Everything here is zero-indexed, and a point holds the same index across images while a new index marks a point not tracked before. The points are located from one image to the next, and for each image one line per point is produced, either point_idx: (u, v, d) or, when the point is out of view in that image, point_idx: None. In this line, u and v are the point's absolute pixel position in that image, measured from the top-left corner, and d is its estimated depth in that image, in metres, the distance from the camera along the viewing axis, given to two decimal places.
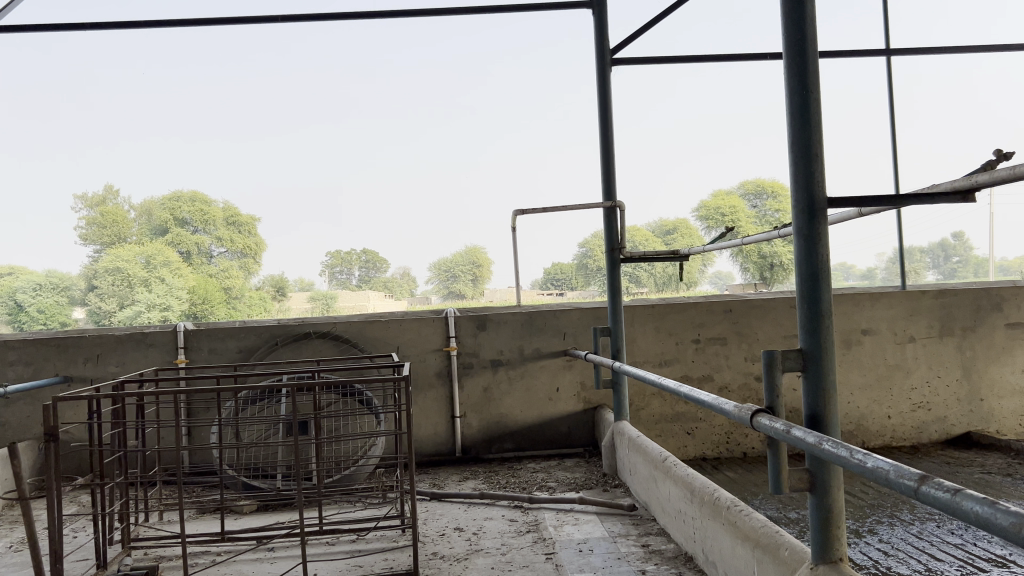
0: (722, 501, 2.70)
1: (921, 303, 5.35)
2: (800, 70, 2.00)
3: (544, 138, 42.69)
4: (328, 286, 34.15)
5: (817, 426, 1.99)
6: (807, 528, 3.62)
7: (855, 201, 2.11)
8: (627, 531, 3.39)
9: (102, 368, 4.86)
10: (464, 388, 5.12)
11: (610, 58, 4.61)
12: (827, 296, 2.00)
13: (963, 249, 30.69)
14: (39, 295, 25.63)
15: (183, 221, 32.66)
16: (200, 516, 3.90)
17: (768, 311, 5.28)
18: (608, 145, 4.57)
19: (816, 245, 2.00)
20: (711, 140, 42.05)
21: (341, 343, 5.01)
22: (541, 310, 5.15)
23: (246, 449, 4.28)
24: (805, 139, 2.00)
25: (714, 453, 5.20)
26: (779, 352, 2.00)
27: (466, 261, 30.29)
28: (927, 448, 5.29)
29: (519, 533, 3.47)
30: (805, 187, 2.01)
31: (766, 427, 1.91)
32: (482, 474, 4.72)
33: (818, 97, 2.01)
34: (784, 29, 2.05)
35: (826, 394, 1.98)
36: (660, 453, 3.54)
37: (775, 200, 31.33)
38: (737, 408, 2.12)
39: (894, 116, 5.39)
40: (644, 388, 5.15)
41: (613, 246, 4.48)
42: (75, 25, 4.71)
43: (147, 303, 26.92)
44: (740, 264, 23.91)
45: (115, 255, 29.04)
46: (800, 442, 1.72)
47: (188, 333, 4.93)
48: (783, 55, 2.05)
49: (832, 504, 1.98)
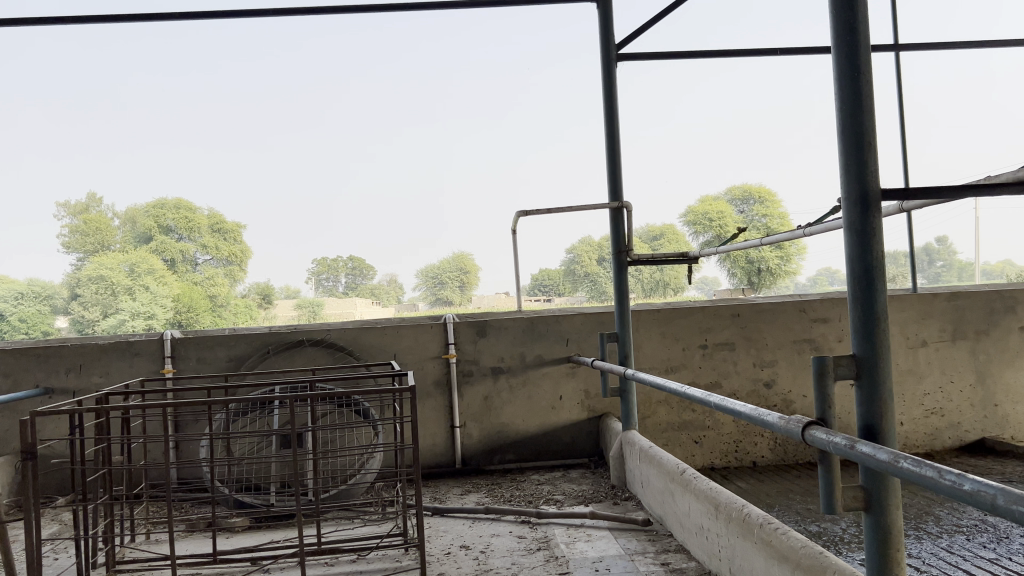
0: (753, 518, 2.52)
1: (932, 306, 5.20)
2: (849, 53, 1.83)
3: (530, 145, 42.78)
4: (314, 292, 34.27)
5: (872, 438, 1.82)
6: (829, 541, 3.44)
7: (908, 196, 1.93)
8: (643, 547, 3.21)
9: (85, 379, 4.65)
10: (463, 397, 4.92)
11: (615, 51, 4.41)
12: (882, 295, 1.83)
13: (947, 253, 30.78)
14: (20, 304, 25.28)
15: (167, 228, 31.97)
16: (189, 536, 3.68)
17: (777, 316, 5.12)
18: (614, 145, 4.38)
19: (869, 243, 1.83)
20: (697, 148, 42.23)
21: (335, 351, 4.82)
22: (542, 315, 4.97)
23: (236, 465, 4.06)
24: (858, 129, 1.83)
25: (723, 462, 5.03)
26: (830, 359, 1.83)
27: (452, 266, 30.14)
28: (941, 455, 5.15)
29: (529, 551, 3.28)
30: (857, 179, 1.84)
31: (820, 441, 1.73)
32: (484, 487, 4.52)
33: (869, 79, 1.84)
34: (832, 10, 1.87)
35: (882, 406, 1.81)
36: (678, 466, 3.35)
37: (763, 206, 31.45)
38: (784, 420, 1.93)
39: (902, 113, 5.25)
40: (651, 396, 4.97)
41: (619, 249, 4.30)
42: (52, 19, 4.41)
43: (132, 311, 26.65)
44: (727, 270, 24.49)
45: (98, 262, 28.57)
46: (863, 457, 1.54)
47: (175, 342, 4.72)
48: (831, 41, 1.88)
49: (891, 523, 1.79)
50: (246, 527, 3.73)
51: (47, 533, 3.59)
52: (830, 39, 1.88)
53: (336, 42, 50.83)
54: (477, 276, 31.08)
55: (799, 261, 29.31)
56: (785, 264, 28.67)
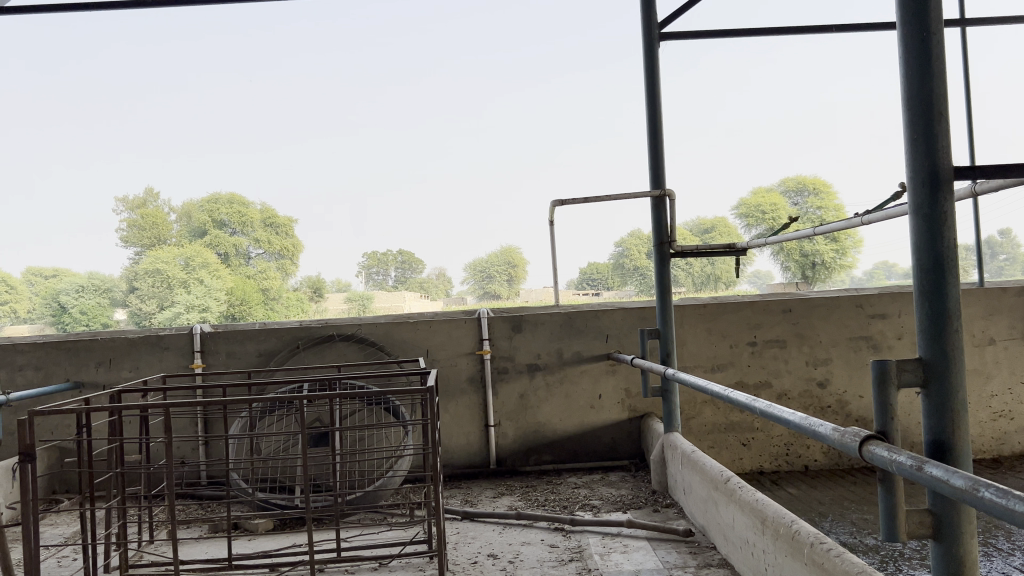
0: (803, 535, 2.27)
1: (1002, 301, 4.85)
2: (918, 24, 1.58)
3: (572, 134, 43.70)
4: (364, 286, 34.48)
5: (943, 457, 1.57)
6: (887, 557, 3.17)
7: (1008, 171, 1.64)
8: (685, 561, 2.98)
9: (114, 374, 4.55)
10: (498, 395, 4.73)
11: (658, 31, 4.15)
12: (953, 293, 1.58)
13: (1010, 246, 29.50)
14: (81, 297, 26.94)
15: (222, 223, 32.48)
16: (209, 537, 3.50)
17: (833, 311, 4.80)
18: (657, 131, 4.13)
19: (940, 232, 1.59)
20: (742, 147, 42.27)
21: (366, 346, 4.66)
22: (581, 310, 4.74)
23: (259, 463, 3.90)
24: (928, 98, 1.58)
25: (771, 466, 4.76)
26: (892, 363, 1.59)
27: (501, 261, 30.00)
28: (1011, 460, 4.80)
29: (561, 562, 3.07)
30: (928, 158, 1.59)
31: (880, 460, 1.49)
32: (518, 489, 4.31)
33: (941, 44, 1.59)
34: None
35: (953, 416, 1.57)
36: (720, 472, 3.12)
37: (818, 198, 30.75)
38: (838, 432, 1.68)
39: (969, 90, 4.88)
40: (695, 396, 4.72)
41: (662, 240, 4.03)
42: (76, 6, 4.20)
43: (186, 304, 27.14)
44: (782, 262, 24.41)
45: (154, 256, 29.01)
46: (929, 480, 1.32)
47: (205, 335, 4.61)
48: (898, 20, 1.64)
49: (963, 549, 1.55)
50: (268, 527, 3.59)
51: (62, 535, 3.45)
52: (897, 22, 1.64)
53: (386, 42, 52.20)
54: (525, 271, 31.05)
55: (854, 254, 28.57)
56: (841, 256, 27.63)
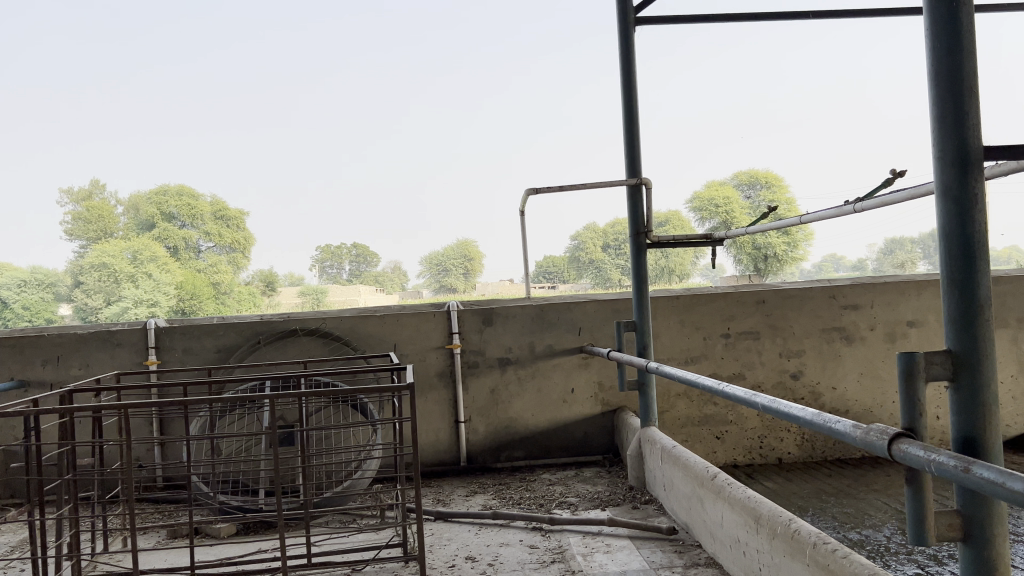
0: (805, 535, 2.17)
1: None
2: (947, 8, 1.47)
3: (517, 135, 44.35)
4: (317, 279, 34.31)
5: (972, 453, 1.48)
6: (875, 551, 3.10)
7: None
8: (671, 561, 2.88)
9: (63, 371, 4.31)
10: (469, 391, 4.59)
11: (633, 15, 4.01)
12: (983, 283, 1.49)
13: None
14: (23, 292, 25.09)
15: (170, 216, 31.49)
16: (167, 543, 3.28)
17: (805, 302, 4.76)
18: (633, 117, 4.01)
19: (970, 213, 1.48)
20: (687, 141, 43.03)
21: (330, 341, 4.48)
22: (552, 303, 4.62)
23: (220, 465, 3.69)
24: (957, 71, 1.48)
25: (745, 460, 4.70)
26: (921, 356, 1.49)
27: (457, 254, 29.85)
28: None
29: (542, 564, 2.95)
30: (956, 135, 1.49)
31: (914, 454, 1.38)
32: (491, 488, 4.18)
33: (971, 17, 1.48)
34: None
35: (985, 413, 1.47)
36: (705, 468, 3.03)
37: (770, 191, 31.06)
38: (858, 429, 1.57)
39: None
40: (669, 389, 4.64)
41: (638, 230, 3.92)
42: None
43: (134, 299, 26.12)
44: (735, 255, 24.83)
45: (100, 249, 28.07)
46: (976, 480, 1.21)
47: (159, 331, 4.38)
48: (925, 11, 1.53)
49: (995, 549, 1.45)
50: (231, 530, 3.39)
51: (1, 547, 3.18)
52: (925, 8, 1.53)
53: (337, 38, 52.47)
54: (481, 264, 30.91)
55: (806, 247, 28.97)
56: (791, 250, 28.28)
